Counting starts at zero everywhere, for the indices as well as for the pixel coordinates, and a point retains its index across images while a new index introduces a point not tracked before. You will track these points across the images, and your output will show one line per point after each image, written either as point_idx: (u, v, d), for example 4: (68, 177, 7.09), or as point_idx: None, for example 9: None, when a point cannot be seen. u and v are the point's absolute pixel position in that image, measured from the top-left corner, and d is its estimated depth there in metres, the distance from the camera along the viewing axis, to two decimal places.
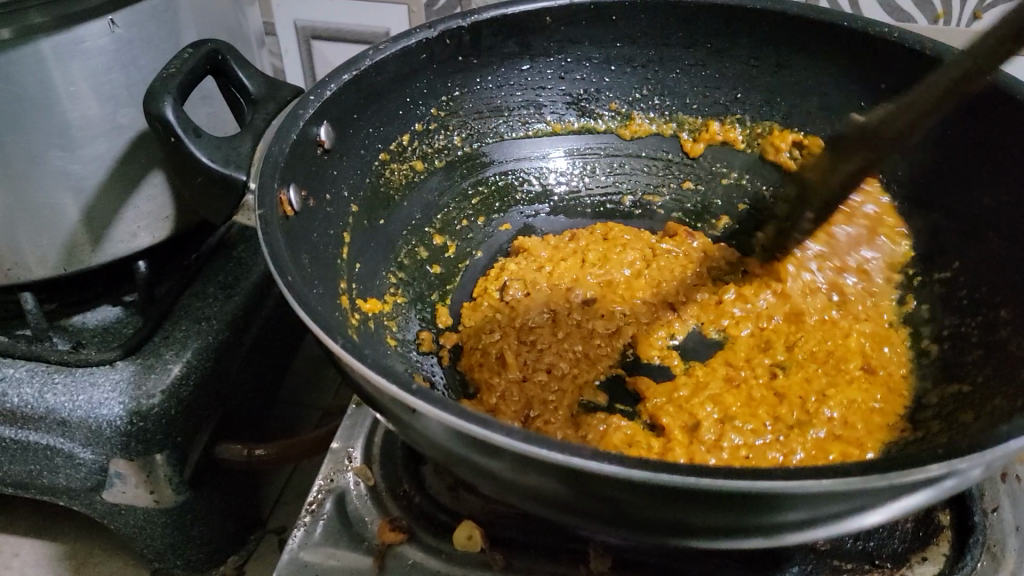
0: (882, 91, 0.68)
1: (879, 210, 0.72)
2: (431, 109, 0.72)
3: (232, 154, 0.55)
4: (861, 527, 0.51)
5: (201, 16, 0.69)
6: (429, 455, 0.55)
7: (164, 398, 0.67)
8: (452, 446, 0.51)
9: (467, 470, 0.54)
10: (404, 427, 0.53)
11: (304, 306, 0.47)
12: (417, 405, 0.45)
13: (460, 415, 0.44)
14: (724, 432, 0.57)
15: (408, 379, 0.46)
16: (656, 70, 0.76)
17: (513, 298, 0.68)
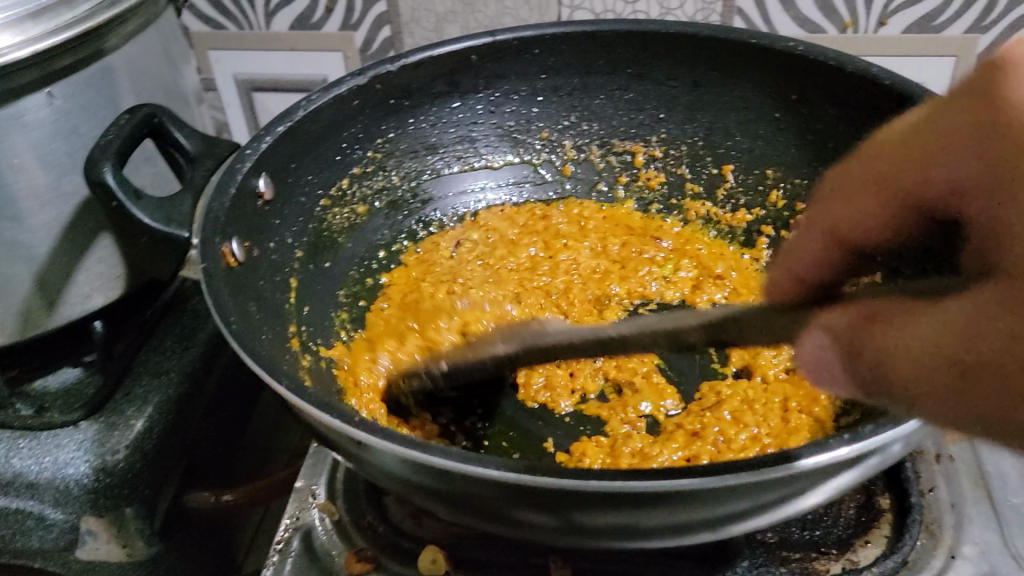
0: (793, 102, 0.72)
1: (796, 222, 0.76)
2: (368, 152, 0.74)
3: (174, 214, 0.57)
4: (799, 511, 0.54)
5: (137, 81, 0.72)
6: (389, 489, 0.58)
7: (128, 453, 0.69)
8: (406, 474, 0.54)
9: (424, 496, 0.56)
10: (358, 460, 0.55)
11: (250, 353, 0.50)
12: (364, 438, 0.47)
13: (403, 443, 0.47)
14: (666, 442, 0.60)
15: (352, 413, 0.48)
16: (582, 97, 0.79)
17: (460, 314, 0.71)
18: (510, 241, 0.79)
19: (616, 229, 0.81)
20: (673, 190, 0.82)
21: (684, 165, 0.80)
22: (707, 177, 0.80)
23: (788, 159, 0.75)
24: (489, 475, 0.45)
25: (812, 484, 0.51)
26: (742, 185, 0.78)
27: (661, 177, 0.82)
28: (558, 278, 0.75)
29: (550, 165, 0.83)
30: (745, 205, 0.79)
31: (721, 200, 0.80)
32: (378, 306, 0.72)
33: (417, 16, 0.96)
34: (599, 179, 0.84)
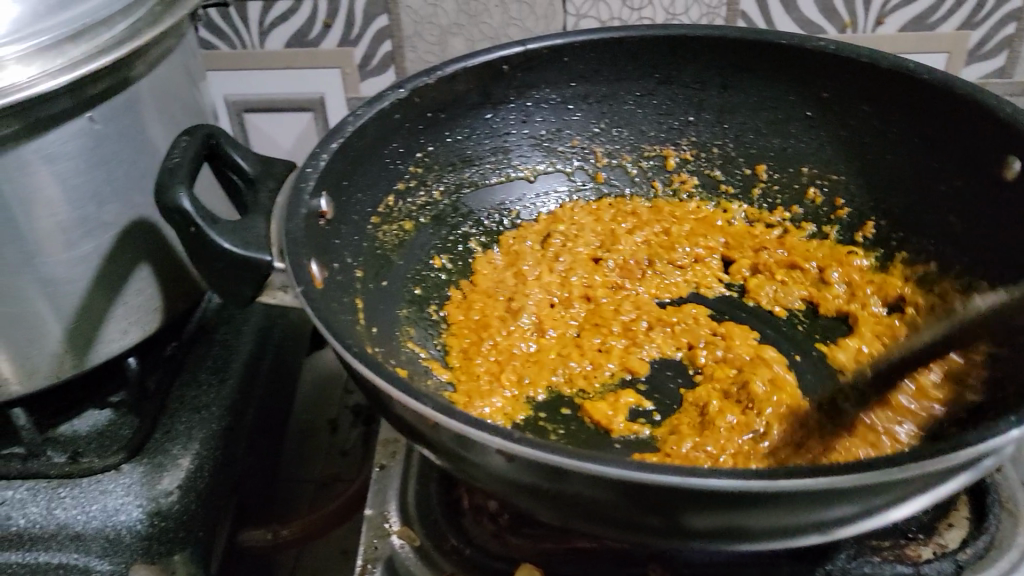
0: (824, 100, 0.74)
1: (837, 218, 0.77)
2: (409, 167, 0.72)
3: (251, 236, 0.54)
4: (907, 511, 0.55)
5: (164, 103, 0.69)
6: (487, 490, 0.57)
7: (181, 494, 0.65)
8: (518, 478, 0.52)
9: (530, 501, 0.55)
10: (467, 467, 0.54)
11: (380, 373, 0.48)
12: (517, 450, 0.46)
13: (566, 454, 0.45)
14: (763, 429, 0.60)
15: (510, 429, 0.47)
16: (611, 103, 0.79)
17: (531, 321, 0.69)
18: (586, 238, 0.78)
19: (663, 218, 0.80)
20: (708, 191, 0.82)
21: (717, 166, 0.81)
22: (742, 176, 0.80)
23: (822, 156, 0.76)
24: (669, 481, 0.45)
25: (930, 482, 0.52)
26: (777, 182, 0.79)
27: (694, 179, 0.82)
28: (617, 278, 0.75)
29: (581, 170, 0.82)
30: (784, 201, 0.79)
31: (759, 196, 0.80)
32: (468, 318, 0.70)
33: (419, 29, 0.95)
34: (629, 184, 0.83)
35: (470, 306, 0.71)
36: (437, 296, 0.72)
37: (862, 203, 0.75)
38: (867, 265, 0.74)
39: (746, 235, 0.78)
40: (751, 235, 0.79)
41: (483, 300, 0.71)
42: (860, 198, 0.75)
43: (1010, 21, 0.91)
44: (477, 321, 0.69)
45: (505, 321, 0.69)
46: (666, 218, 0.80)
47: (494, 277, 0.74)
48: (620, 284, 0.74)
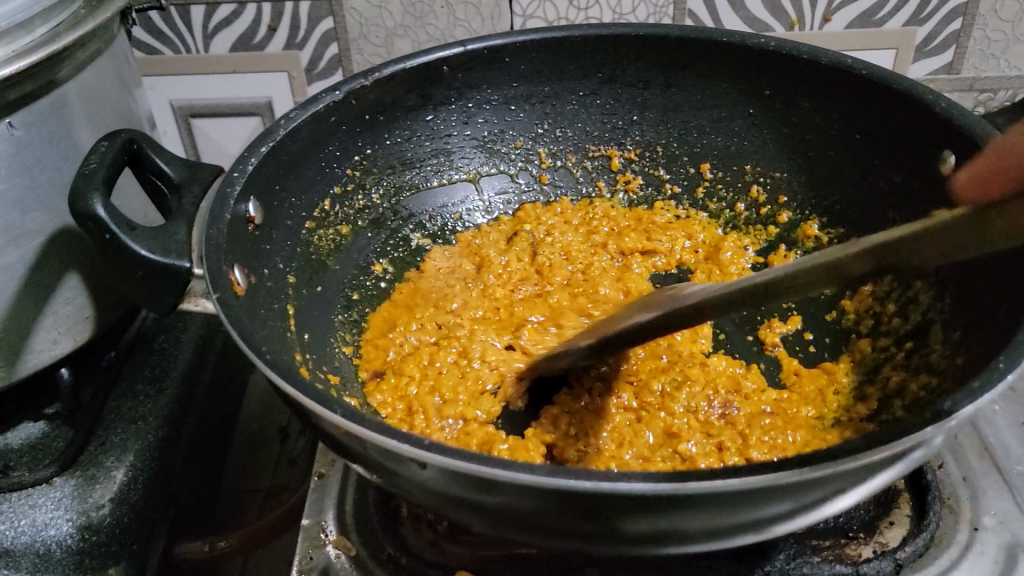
0: (766, 97, 0.73)
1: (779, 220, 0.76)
2: (346, 171, 0.71)
3: (171, 243, 0.53)
4: (843, 505, 0.54)
5: (93, 108, 0.67)
6: (417, 501, 0.56)
7: (114, 506, 0.64)
8: (443, 488, 0.51)
9: (460, 510, 0.54)
10: (393, 478, 0.53)
11: (291, 381, 0.47)
12: (431, 458, 0.45)
13: (483, 462, 0.44)
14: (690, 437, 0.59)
15: (421, 436, 0.45)
16: (554, 103, 0.78)
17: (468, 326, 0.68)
18: (526, 244, 0.77)
19: (607, 221, 0.80)
20: (652, 190, 0.81)
21: (663, 166, 0.80)
22: (689, 175, 0.80)
23: (765, 154, 0.76)
24: (583, 487, 0.44)
25: (859, 479, 0.52)
26: (721, 182, 0.79)
27: (639, 179, 0.81)
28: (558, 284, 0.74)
29: (524, 172, 0.81)
30: (728, 200, 0.79)
31: (705, 196, 0.80)
32: (408, 322, 0.69)
33: (365, 32, 0.94)
34: (574, 184, 0.82)
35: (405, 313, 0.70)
36: (372, 303, 0.71)
37: (805, 200, 0.74)
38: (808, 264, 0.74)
39: (690, 237, 0.78)
40: (697, 237, 0.78)
41: (425, 306, 0.70)
42: (804, 195, 0.74)
43: (955, 17, 0.91)
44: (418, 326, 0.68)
45: (448, 329, 0.68)
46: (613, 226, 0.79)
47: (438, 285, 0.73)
48: (566, 295, 0.73)
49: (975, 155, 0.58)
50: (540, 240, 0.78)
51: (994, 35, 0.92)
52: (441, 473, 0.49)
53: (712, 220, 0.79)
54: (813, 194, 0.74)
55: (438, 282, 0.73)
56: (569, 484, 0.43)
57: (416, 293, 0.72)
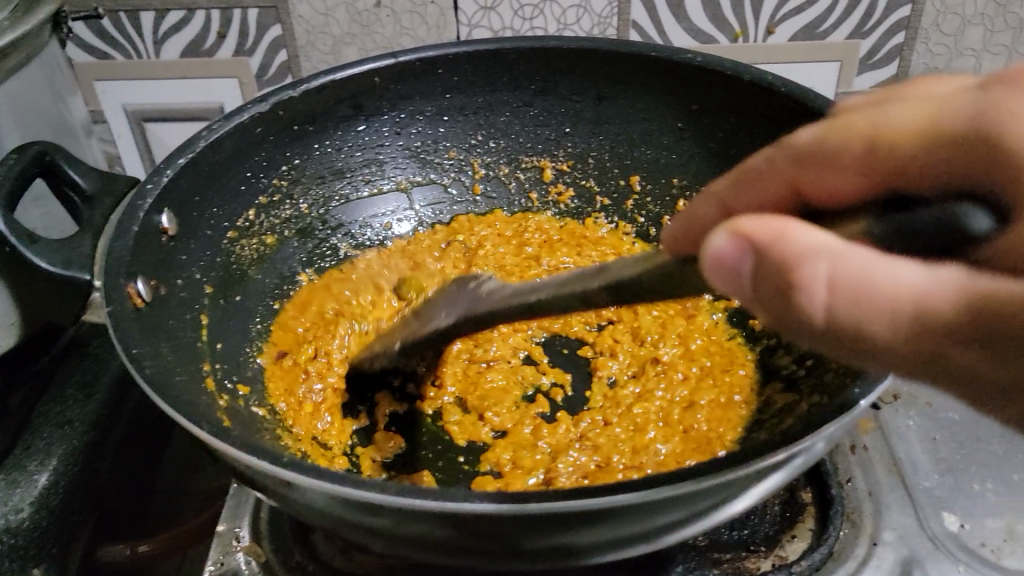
0: (694, 112, 0.73)
1: None
2: (273, 180, 0.72)
3: (74, 255, 0.54)
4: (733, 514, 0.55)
5: (22, 118, 0.69)
6: (314, 523, 0.56)
7: (33, 510, 0.65)
8: (331, 508, 0.52)
9: (355, 531, 0.55)
10: (285, 500, 0.54)
11: (166, 399, 0.47)
12: (291, 477, 0.45)
13: (336, 479, 0.45)
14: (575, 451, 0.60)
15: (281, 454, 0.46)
16: (487, 115, 0.78)
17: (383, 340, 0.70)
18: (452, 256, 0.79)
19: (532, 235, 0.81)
20: (583, 202, 0.82)
21: (596, 176, 0.80)
22: (623, 181, 0.80)
23: (691, 167, 0.76)
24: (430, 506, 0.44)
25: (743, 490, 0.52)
26: (647, 193, 0.79)
27: (571, 191, 0.82)
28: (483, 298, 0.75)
29: (456, 181, 0.82)
30: (658, 211, 0.79)
31: (633, 211, 0.80)
32: (339, 312, 0.73)
33: (313, 39, 0.95)
34: (508, 190, 0.83)
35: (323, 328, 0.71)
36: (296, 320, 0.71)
37: None
38: None
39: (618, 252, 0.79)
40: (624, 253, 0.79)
41: (360, 302, 0.74)
42: None
43: (897, 31, 0.92)
44: (349, 316, 0.73)
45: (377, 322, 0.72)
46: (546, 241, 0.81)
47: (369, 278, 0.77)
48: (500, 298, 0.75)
49: None
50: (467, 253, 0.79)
51: (937, 48, 0.93)
52: (318, 494, 0.50)
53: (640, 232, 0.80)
54: None
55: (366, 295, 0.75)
56: (417, 504, 0.44)
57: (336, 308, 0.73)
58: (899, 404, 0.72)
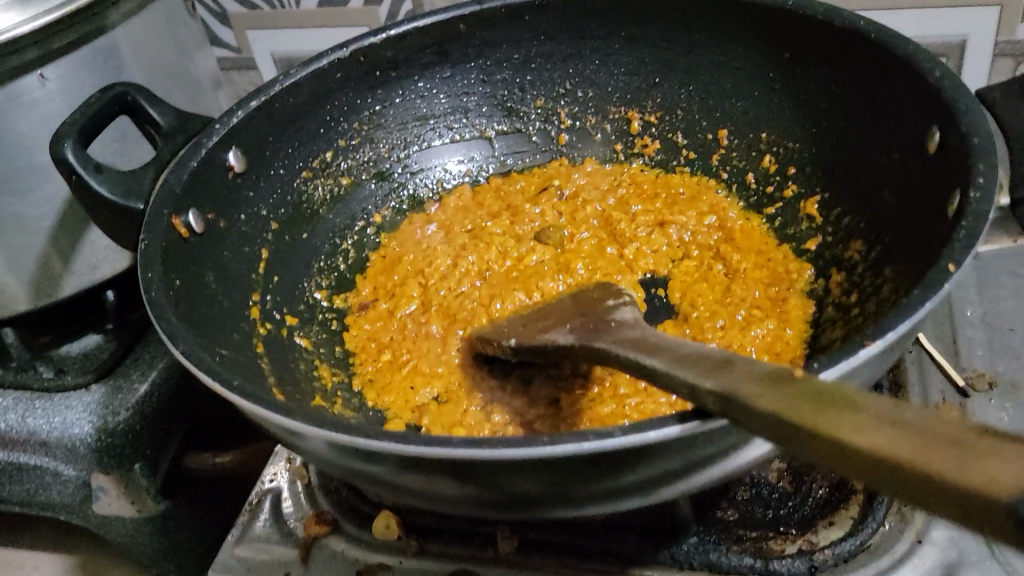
0: (786, 61, 0.68)
1: (782, 198, 0.71)
2: (353, 125, 0.75)
3: (134, 186, 0.60)
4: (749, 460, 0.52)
5: (144, 63, 0.76)
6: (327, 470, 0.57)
7: (130, 414, 0.73)
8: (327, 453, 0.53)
9: (358, 476, 0.56)
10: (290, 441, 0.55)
11: (161, 320, 0.49)
12: (249, 407, 0.45)
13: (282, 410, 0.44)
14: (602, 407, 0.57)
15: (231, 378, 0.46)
16: (577, 63, 0.77)
17: (436, 282, 0.70)
18: (526, 196, 0.77)
19: (616, 180, 0.77)
20: (670, 155, 0.78)
21: (683, 129, 0.77)
22: (710, 133, 0.76)
23: (781, 121, 0.70)
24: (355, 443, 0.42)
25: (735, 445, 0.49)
26: (733, 149, 0.75)
27: (657, 143, 0.79)
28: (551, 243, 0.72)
29: (541, 131, 0.81)
30: (741, 168, 0.74)
31: (718, 165, 0.76)
32: (410, 257, 0.73)
33: None
34: (593, 140, 0.80)
35: (387, 271, 0.72)
36: (366, 263, 0.74)
37: (813, 172, 0.68)
38: (797, 235, 0.69)
39: (699, 205, 0.74)
40: (705, 207, 0.74)
41: (429, 243, 0.74)
42: (813, 168, 0.68)
43: None
44: (419, 262, 0.72)
45: (450, 267, 0.71)
46: (637, 196, 0.76)
47: (444, 224, 0.76)
48: (581, 253, 0.71)
49: (959, 136, 0.51)
50: (541, 194, 0.76)
51: None
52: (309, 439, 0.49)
53: (722, 185, 0.76)
54: (819, 163, 0.68)
55: (435, 235, 0.75)
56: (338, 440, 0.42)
57: (399, 251, 0.74)
58: (994, 394, 0.63)
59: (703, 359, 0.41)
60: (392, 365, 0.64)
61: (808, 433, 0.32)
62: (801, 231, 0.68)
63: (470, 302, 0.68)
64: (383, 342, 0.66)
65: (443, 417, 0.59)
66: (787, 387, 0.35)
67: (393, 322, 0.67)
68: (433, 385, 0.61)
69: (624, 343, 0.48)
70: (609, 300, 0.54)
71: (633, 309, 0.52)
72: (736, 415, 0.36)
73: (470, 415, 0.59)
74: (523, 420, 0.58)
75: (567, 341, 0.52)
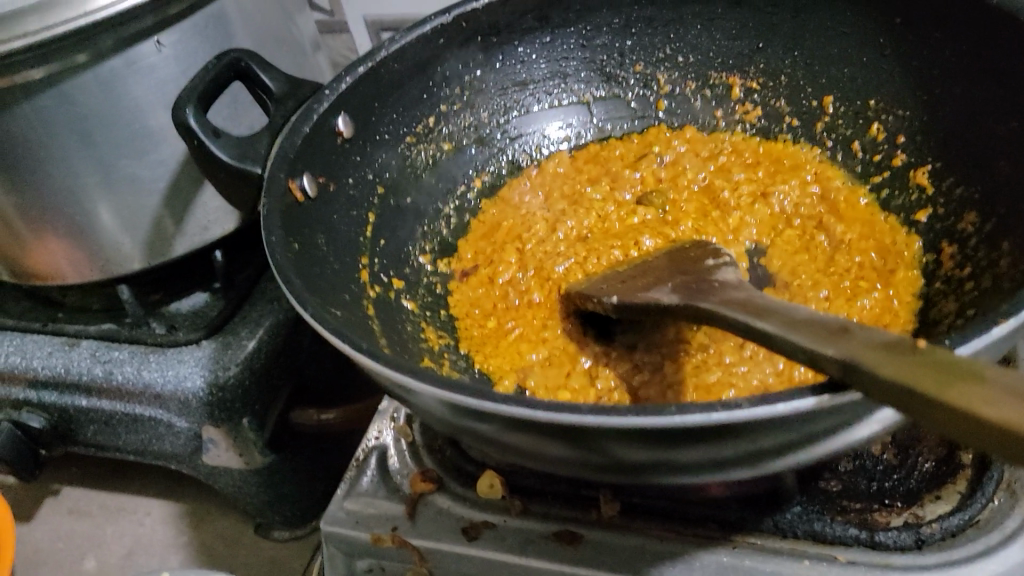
0: (898, 26, 0.66)
1: (892, 168, 0.69)
2: (455, 90, 0.75)
3: (250, 151, 0.61)
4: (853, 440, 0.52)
5: (250, 29, 0.77)
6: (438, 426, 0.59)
7: (239, 370, 0.76)
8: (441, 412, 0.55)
9: (468, 434, 0.58)
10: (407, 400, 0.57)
11: (286, 281, 0.51)
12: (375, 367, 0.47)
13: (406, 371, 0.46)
14: (708, 375, 0.58)
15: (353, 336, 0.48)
16: (678, 28, 0.76)
17: (537, 248, 0.71)
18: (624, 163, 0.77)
19: (716, 147, 0.77)
20: (771, 123, 0.77)
21: (787, 96, 0.75)
22: (814, 99, 0.74)
23: (891, 88, 0.69)
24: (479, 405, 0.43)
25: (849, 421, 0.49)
26: (840, 116, 0.73)
27: (758, 110, 0.77)
28: (651, 209, 0.73)
29: (640, 97, 0.80)
30: (848, 135, 0.73)
31: (824, 133, 0.74)
32: (509, 223, 0.74)
33: None
34: (694, 106, 0.80)
35: (487, 236, 0.74)
36: (466, 229, 0.75)
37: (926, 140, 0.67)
38: (904, 205, 0.67)
39: (801, 174, 0.73)
40: (808, 176, 0.73)
41: (528, 211, 0.75)
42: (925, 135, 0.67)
43: None
44: (517, 227, 0.73)
45: (549, 232, 0.72)
46: (739, 163, 0.75)
47: (544, 190, 0.77)
48: (683, 218, 0.71)
49: None
50: (639, 160, 0.77)
51: None
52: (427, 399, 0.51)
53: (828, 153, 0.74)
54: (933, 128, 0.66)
55: (537, 201, 0.76)
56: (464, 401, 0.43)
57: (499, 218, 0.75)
58: None
59: (818, 326, 0.41)
60: (497, 331, 0.65)
61: (934, 402, 0.32)
62: (910, 202, 0.67)
63: (572, 267, 0.68)
64: (487, 308, 0.67)
65: (547, 381, 0.60)
66: (910, 357, 0.35)
67: (496, 288, 0.68)
68: (539, 350, 0.62)
69: (731, 304, 0.49)
70: (710, 263, 0.58)
71: (735, 271, 0.55)
72: (854, 380, 0.36)
73: (577, 380, 0.60)
74: (629, 389, 0.59)
75: (670, 299, 0.54)
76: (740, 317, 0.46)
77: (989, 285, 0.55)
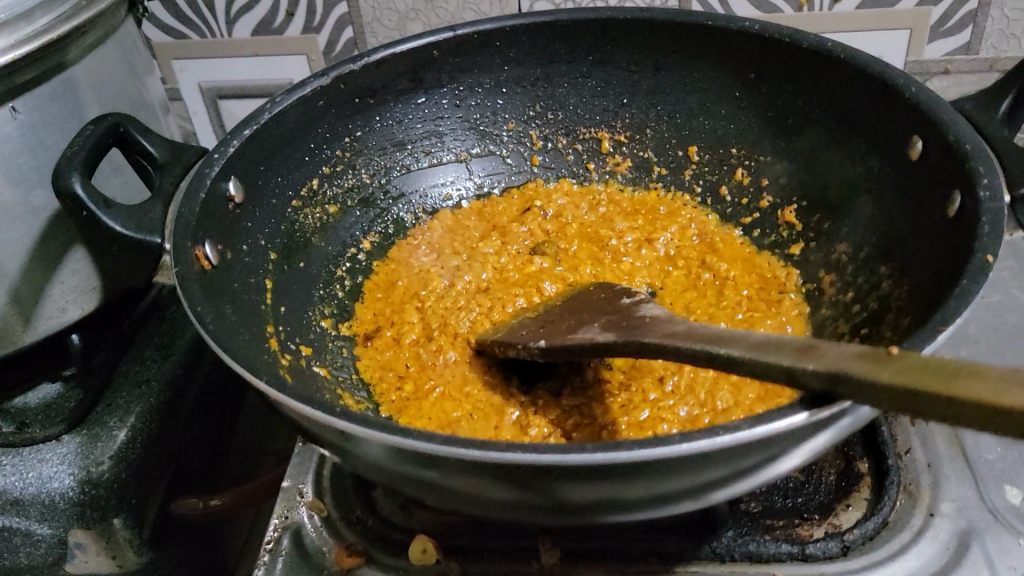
0: (752, 80, 0.72)
1: (760, 208, 0.76)
2: (336, 151, 0.74)
3: (144, 220, 0.57)
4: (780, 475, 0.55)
5: (103, 94, 0.72)
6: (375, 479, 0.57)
7: (113, 463, 0.69)
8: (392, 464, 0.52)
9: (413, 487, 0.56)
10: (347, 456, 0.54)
11: (233, 357, 0.48)
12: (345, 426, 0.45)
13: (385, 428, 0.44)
14: (639, 409, 0.60)
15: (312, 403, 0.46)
16: (545, 87, 0.79)
17: (439, 304, 0.71)
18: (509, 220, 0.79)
19: (591, 203, 0.81)
20: (640, 173, 0.82)
21: (654, 149, 0.81)
22: (680, 150, 0.80)
23: (750, 136, 0.75)
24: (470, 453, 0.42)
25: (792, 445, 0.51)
26: (705, 164, 0.79)
27: (628, 161, 0.82)
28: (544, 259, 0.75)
29: (513, 153, 0.83)
30: (716, 180, 0.79)
31: (691, 179, 0.80)
32: (404, 282, 0.74)
33: (378, 16, 0.97)
34: (567, 160, 0.83)
35: (385, 299, 0.73)
36: (360, 291, 0.74)
37: (788, 181, 0.73)
38: (778, 242, 0.74)
39: (676, 220, 0.79)
40: (682, 221, 0.78)
41: (424, 270, 0.75)
42: (787, 177, 0.73)
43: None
44: (415, 287, 0.74)
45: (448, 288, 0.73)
46: (618, 214, 0.80)
47: (434, 248, 0.78)
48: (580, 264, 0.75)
49: (941, 141, 0.55)
50: (523, 218, 0.79)
51: None
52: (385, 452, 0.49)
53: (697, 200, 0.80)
54: (796, 170, 0.72)
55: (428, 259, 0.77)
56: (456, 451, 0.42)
57: (394, 278, 0.75)
58: None
59: (784, 344, 0.43)
60: (416, 390, 0.64)
61: (939, 399, 0.35)
62: (783, 239, 0.74)
63: (479, 318, 0.69)
64: (401, 370, 0.66)
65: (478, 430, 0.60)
66: (896, 363, 0.38)
67: (405, 346, 0.68)
68: (462, 407, 0.62)
69: (671, 334, 0.51)
70: (626, 300, 0.59)
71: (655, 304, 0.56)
72: (846, 389, 0.39)
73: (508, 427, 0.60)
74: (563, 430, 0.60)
75: (605, 337, 0.55)
76: (696, 344, 0.48)
77: (876, 307, 0.60)
